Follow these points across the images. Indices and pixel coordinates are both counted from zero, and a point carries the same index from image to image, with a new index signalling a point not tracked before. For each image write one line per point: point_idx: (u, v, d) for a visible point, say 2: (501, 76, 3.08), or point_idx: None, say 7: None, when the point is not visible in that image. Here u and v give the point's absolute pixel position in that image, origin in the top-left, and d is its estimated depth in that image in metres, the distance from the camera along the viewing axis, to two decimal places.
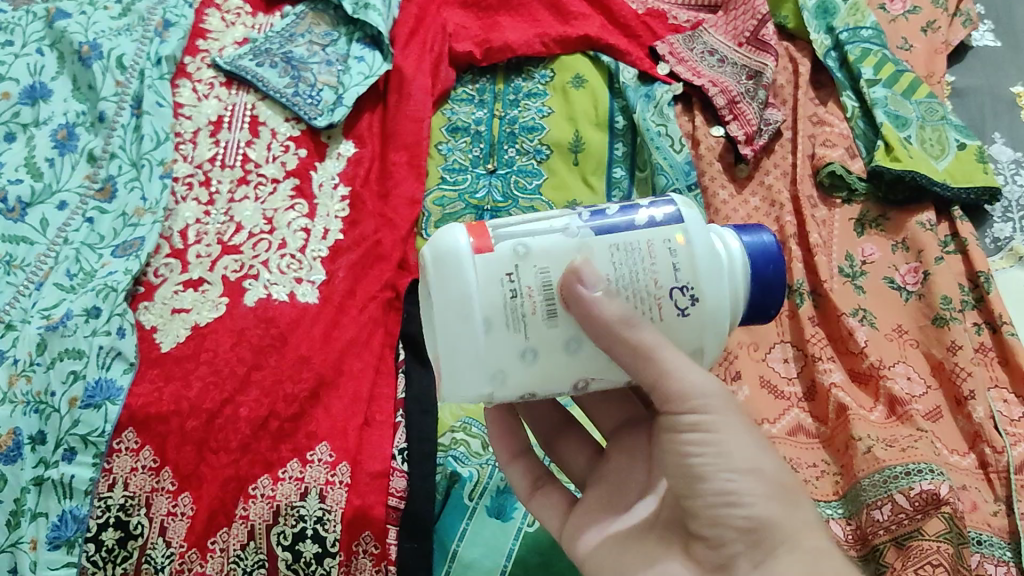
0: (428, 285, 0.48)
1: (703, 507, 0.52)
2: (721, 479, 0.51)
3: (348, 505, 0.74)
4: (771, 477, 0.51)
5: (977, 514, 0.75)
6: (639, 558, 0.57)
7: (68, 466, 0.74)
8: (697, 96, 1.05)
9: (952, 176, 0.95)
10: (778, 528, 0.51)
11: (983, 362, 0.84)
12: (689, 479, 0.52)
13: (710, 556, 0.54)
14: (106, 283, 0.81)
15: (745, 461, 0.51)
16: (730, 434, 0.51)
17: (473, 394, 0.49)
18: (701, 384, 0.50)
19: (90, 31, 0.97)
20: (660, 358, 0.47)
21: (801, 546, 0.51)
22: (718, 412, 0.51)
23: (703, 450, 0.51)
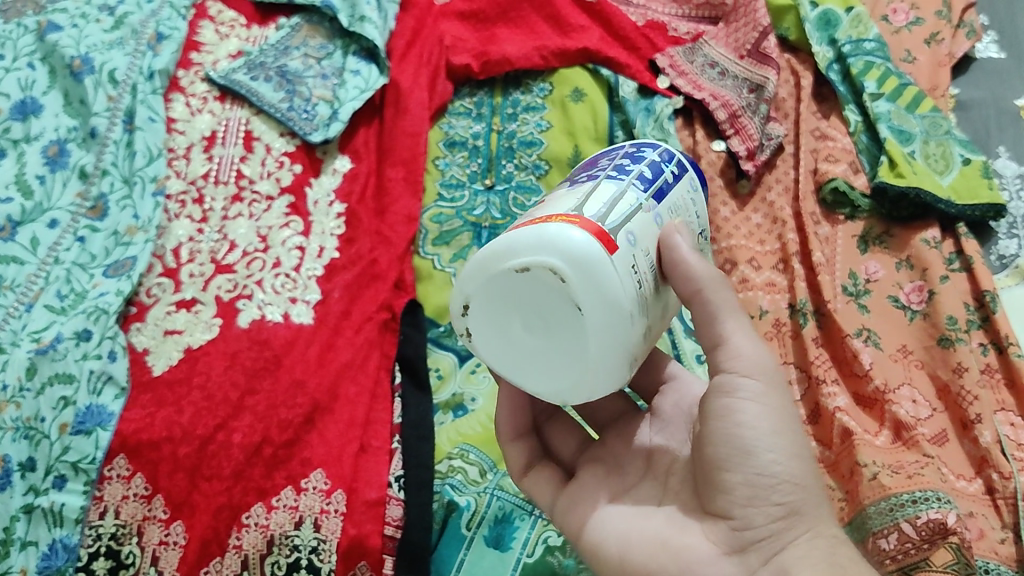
0: (571, 298, 0.49)
1: (739, 482, 0.55)
2: (767, 460, 0.55)
3: (343, 535, 0.73)
4: (809, 467, 0.56)
5: (984, 542, 0.74)
6: (647, 535, 0.59)
7: (58, 493, 0.72)
8: (697, 110, 1.04)
9: (957, 192, 0.93)
10: (805, 517, 0.55)
11: (989, 385, 0.83)
12: (732, 452, 0.55)
13: (732, 538, 0.56)
14: (96, 305, 0.79)
15: (790, 447, 0.55)
16: (778, 409, 0.56)
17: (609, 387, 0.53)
18: (751, 350, 0.56)
19: (82, 45, 0.94)
20: (726, 321, 0.56)
21: (817, 539, 0.55)
22: (769, 386, 0.56)
23: (755, 422, 0.55)
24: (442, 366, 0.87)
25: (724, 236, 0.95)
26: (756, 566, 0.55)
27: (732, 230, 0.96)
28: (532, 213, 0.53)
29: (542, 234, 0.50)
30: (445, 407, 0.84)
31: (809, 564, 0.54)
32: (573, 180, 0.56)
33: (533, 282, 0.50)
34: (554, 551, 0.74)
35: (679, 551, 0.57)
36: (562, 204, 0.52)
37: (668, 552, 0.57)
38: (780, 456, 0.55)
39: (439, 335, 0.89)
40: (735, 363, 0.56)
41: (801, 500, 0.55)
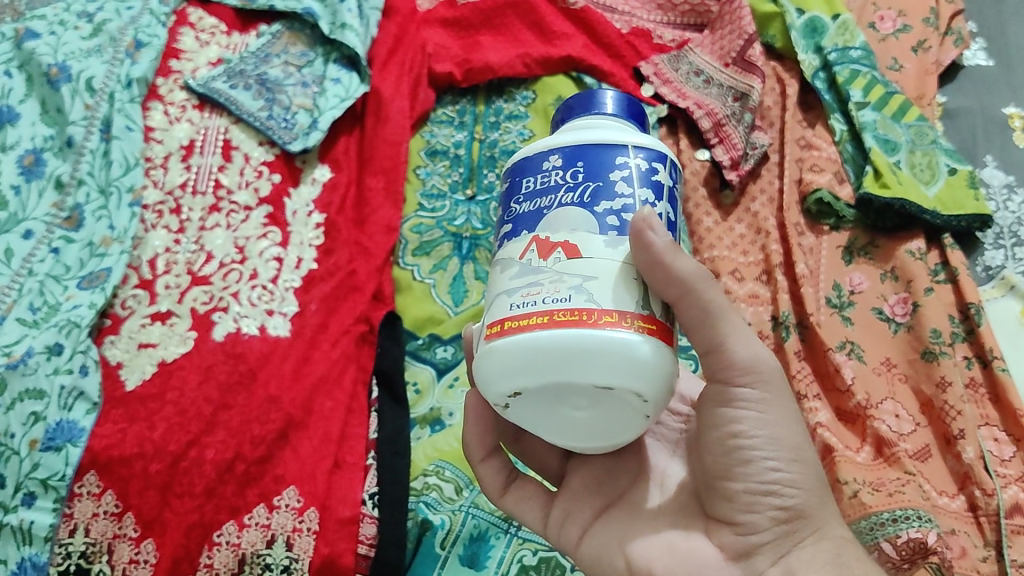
0: (642, 408, 0.47)
1: (741, 490, 0.54)
2: (765, 467, 0.53)
3: (316, 554, 0.72)
4: (813, 469, 0.54)
5: (966, 560, 0.73)
6: (651, 538, 0.57)
7: (27, 510, 0.71)
8: (682, 118, 1.03)
9: (942, 204, 0.92)
10: (808, 521, 0.54)
11: (973, 400, 0.82)
12: (732, 463, 0.54)
13: (737, 542, 0.55)
14: (69, 318, 0.78)
15: (792, 453, 0.54)
16: (780, 418, 0.54)
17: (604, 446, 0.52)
18: (748, 355, 0.53)
19: (59, 53, 0.92)
20: (723, 326, 0.52)
21: (824, 543, 0.54)
22: (771, 390, 0.53)
23: (754, 432, 0.53)
24: (420, 380, 0.87)
25: (707, 246, 0.94)
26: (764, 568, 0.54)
27: (715, 240, 0.95)
28: (579, 281, 0.45)
29: (635, 352, 0.45)
30: (422, 421, 0.84)
31: (817, 566, 0.53)
32: (594, 209, 0.47)
33: (607, 396, 0.46)
34: (529, 570, 0.73)
35: (685, 553, 0.56)
36: (618, 290, 0.46)
37: (673, 553, 0.56)
38: (783, 464, 0.53)
39: (417, 348, 0.89)
40: (736, 373, 0.53)
41: (806, 504, 0.54)
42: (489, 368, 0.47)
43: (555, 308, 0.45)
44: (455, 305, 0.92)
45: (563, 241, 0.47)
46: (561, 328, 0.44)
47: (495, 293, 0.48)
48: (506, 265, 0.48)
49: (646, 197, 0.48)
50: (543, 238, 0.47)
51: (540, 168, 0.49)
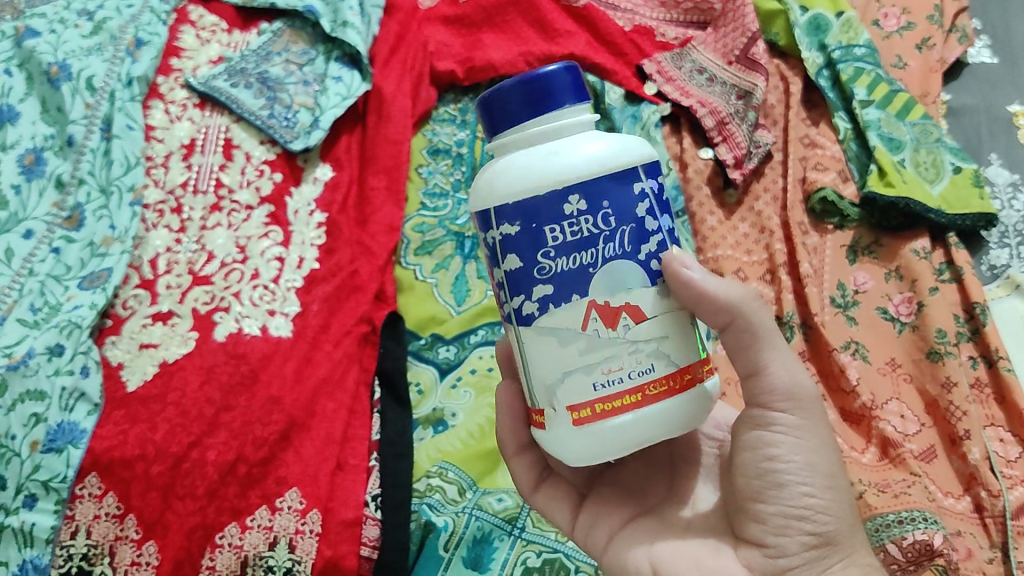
0: None
1: (773, 513, 0.52)
2: (799, 493, 0.51)
3: (318, 556, 0.72)
4: (844, 496, 0.52)
5: (972, 561, 0.72)
6: (680, 552, 0.55)
7: (28, 512, 0.70)
8: (685, 117, 1.03)
9: (947, 202, 0.92)
10: (840, 548, 0.52)
11: (978, 400, 0.81)
12: (764, 484, 0.52)
13: (766, 564, 0.52)
14: (69, 319, 0.77)
15: (826, 477, 0.52)
16: (815, 445, 0.52)
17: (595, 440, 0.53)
18: (788, 380, 0.52)
19: (60, 51, 0.92)
20: (764, 347, 0.52)
21: (851, 569, 0.52)
22: (808, 417, 0.52)
23: (791, 456, 0.52)
24: (423, 380, 0.87)
25: (710, 246, 0.94)
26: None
27: (719, 239, 0.95)
28: (654, 346, 0.46)
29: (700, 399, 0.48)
30: (425, 421, 0.83)
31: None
32: (638, 256, 0.47)
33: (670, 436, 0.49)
34: (532, 572, 0.72)
35: (711, 568, 0.53)
36: (680, 348, 0.47)
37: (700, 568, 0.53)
38: (816, 489, 0.51)
39: (419, 348, 0.88)
40: (771, 395, 0.52)
41: (834, 530, 0.52)
42: (574, 447, 0.47)
43: (644, 382, 0.46)
44: (458, 304, 0.92)
45: (625, 306, 0.46)
46: (655, 403, 0.46)
47: (558, 369, 0.46)
48: (566, 336, 0.46)
49: (668, 224, 0.49)
50: (603, 303, 0.46)
51: (559, 212, 0.45)
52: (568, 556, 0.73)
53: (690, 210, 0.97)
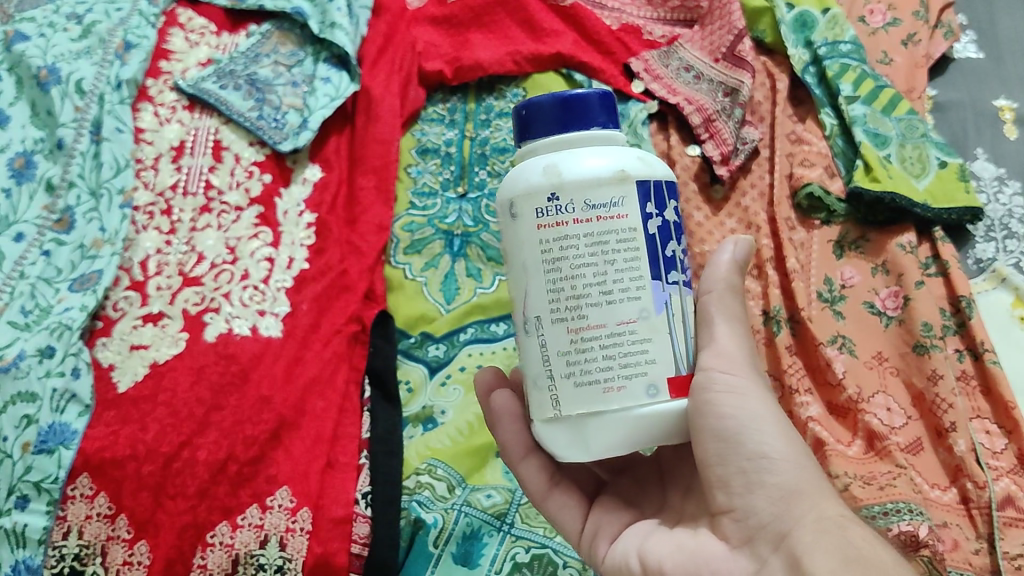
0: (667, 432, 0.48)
1: (733, 472, 0.51)
2: (753, 445, 0.51)
3: (309, 554, 0.73)
4: (799, 446, 0.52)
5: (958, 553, 0.73)
6: (665, 541, 0.55)
7: (21, 513, 0.70)
8: (673, 115, 1.04)
9: (932, 196, 0.92)
10: (805, 496, 0.51)
11: (964, 392, 0.82)
12: (721, 444, 0.50)
13: (738, 530, 0.52)
14: (60, 320, 0.78)
15: (775, 428, 0.51)
16: (761, 403, 0.52)
17: (624, 427, 0.46)
18: (731, 348, 0.51)
19: (49, 55, 0.92)
20: (716, 323, 0.52)
21: (824, 521, 0.50)
22: (740, 385, 0.50)
23: (735, 411, 0.50)
24: (413, 379, 0.87)
25: (699, 242, 0.95)
26: (767, 555, 0.50)
27: (706, 236, 0.96)
28: None
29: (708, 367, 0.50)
30: (414, 419, 0.84)
31: (820, 544, 0.48)
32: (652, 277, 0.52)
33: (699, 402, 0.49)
34: (521, 567, 0.73)
35: (694, 553, 0.53)
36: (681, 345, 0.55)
37: (683, 552, 0.54)
38: (770, 438, 0.51)
39: (409, 347, 0.89)
40: (712, 357, 0.50)
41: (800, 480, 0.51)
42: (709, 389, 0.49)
43: None
44: (447, 302, 0.92)
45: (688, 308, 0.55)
46: None
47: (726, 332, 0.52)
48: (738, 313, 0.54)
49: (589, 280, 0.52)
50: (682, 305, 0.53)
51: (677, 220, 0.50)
52: (556, 551, 0.73)
53: None
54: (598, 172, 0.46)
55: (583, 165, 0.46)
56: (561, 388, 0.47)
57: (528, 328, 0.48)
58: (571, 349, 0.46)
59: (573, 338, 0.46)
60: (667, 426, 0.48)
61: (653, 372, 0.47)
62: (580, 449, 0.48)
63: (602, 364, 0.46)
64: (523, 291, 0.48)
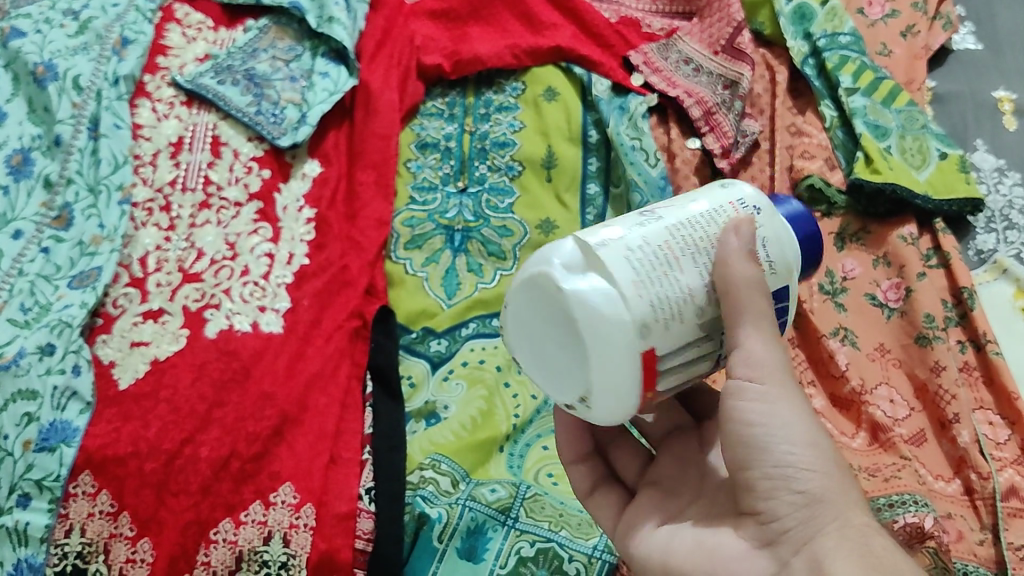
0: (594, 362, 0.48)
1: (758, 477, 0.50)
2: (780, 451, 0.49)
3: (313, 550, 0.73)
4: (829, 452, 0.50)
5: (963, 544, 0.73)
6: (689, 542, 0.55)
7: (22, 512, 0.70)
8: (672, 108, 1.03)
9: (934, 187, 0.92)
10: (829, 505, 0.49)
11: (968, 383, 0.82)
12: (749, 452, 0.50)
13: (761, 532, 0.51)
14: (60, 318, 0.77)
15: (805, 436, 0.50)
16: (793, 409, 0.50)
17: (600, 309, 0.47)
18: (762, 353, 0.50)
19: (46, 51, 0.92)
20: (741, 330, 0.49)
21: (847, 530, 0.49)
22: (777, 388, 0.50)
23: (764, 422, 0.50)
24: (415, 373, 0.87)
25: None
26: (788, 557, 0.50)
27: None
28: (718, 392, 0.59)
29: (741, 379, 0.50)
30: (417, 414, 0.84)
31: (843, 555, 0.47)
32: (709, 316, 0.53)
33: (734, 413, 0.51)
34: (526, 562, 0.72)
35: (711, 552, 0.53)
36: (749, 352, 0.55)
37: (702, 551, 0.53)
38: (796, 447, 0.49)
39: (411, 341, 0.89)
40: (738, 368, 0.50)
41: (823, 488, 0.49)
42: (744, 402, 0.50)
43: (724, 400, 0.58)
44: (448, 297, 0.92)
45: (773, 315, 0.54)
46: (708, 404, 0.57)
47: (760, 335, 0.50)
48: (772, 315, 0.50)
49: None
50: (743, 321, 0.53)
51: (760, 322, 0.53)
52: (561, 546, 0.72)
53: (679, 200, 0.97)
54: (790, 253, 0.52)
55: (789, 247, 0.52)
56: (615, 243, 0.48)
57: (637, 214, 0.51)
58: (649, 248, 0.48)
59: (658, 246, 0.48)
60: (607, 358, 0.47)
61: (665, 335, 0.48)
62: (570, 274, 0.48)
63: (657, 282, 0.47)
64: (670, 207, 0.51)
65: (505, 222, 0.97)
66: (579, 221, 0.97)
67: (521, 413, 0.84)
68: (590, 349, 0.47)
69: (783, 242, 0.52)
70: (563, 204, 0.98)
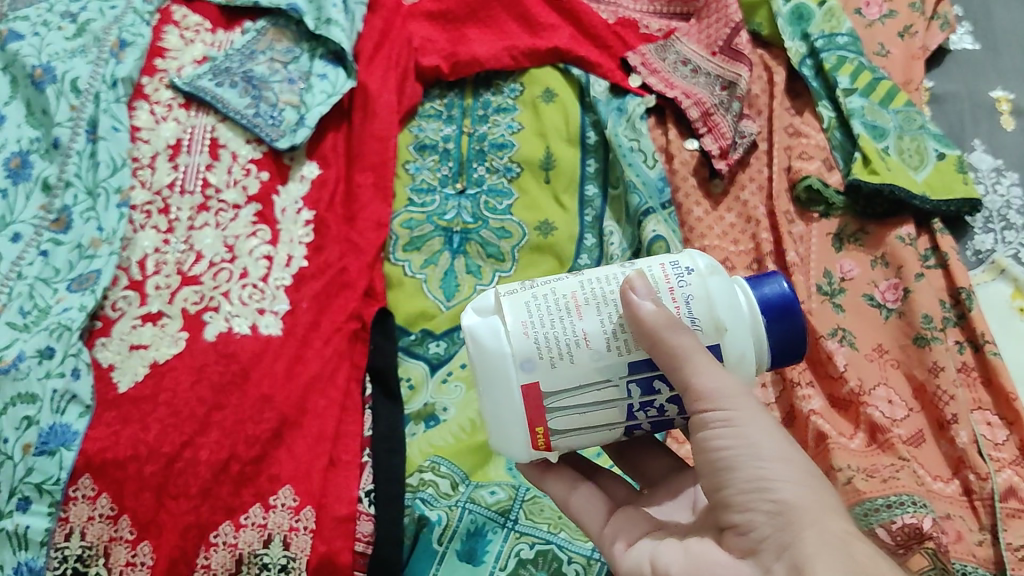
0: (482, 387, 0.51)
1: (734, 495, 0.49)
2: (750, 468, 0.48)
3: (313, 552, 0.73)
4: (801, 464, 0.49)
5: (961, 544, 0.73)
6: (676, 547, 0.52)
7: (22, 515, 0.70)
8: (670, 109, 1.03)
9: (931, 187, 0.92)
10: (804, 510, 0.47)
11: (966, 383, 0.82)
12: (721, 478, 0.49)
13: (742, 542, 0.49)
14: (59, 321, 0.77)
15: (773, 451, 0.49)
16: (758, 428, 0.49)
17: (486, 338, 0.50)
18: (715, 382, 0.48)
19: (43, 54, 0.92)
20: (680, 371, 0.48)
21: (827, 534, 0.46)
22: (740, 409, 0.49)
23: (732, 445, 0.49)
24: (414, 375, 0.87)
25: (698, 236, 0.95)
26: (771, 563, 0.47)
27: (706, 230, 0.95)
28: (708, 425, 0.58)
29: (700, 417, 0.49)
30: (416, 416, 0.84)
31: (822, 556, 0.45)
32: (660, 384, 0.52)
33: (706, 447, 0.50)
34: (526, 563, 0.73)
35: (697, 558, 0.50)
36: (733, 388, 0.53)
37: (688, 556, 0.51)
38: (768, 460, 0.48)
39: (409, 343, 0.89)
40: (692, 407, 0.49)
41: (796, 496, 0.47)
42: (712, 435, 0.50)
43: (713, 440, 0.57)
44: (447, 299, 0.92)
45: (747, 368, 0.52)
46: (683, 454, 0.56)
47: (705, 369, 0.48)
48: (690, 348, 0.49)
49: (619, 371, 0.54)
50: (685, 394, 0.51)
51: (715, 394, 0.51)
52: (561, 547, 0.73)
53: (677, 201, 0.97)
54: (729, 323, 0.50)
55: (733, 319, 0.50)
56: (523, 292, 0.51)
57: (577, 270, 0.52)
58: (552, 296, 0.50)
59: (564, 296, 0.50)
60: (492, 387, 0.50)
61: (549, 376, 0.49)
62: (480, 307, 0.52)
63: (546, 324, 0.49)
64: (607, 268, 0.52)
65: (503, 223, 0.97)
66: (577, 222, 0.98)
67: None
68: (481, 381, 0.50)
69: (727, 309, 0.50)
70: (562, 205, 0.98)
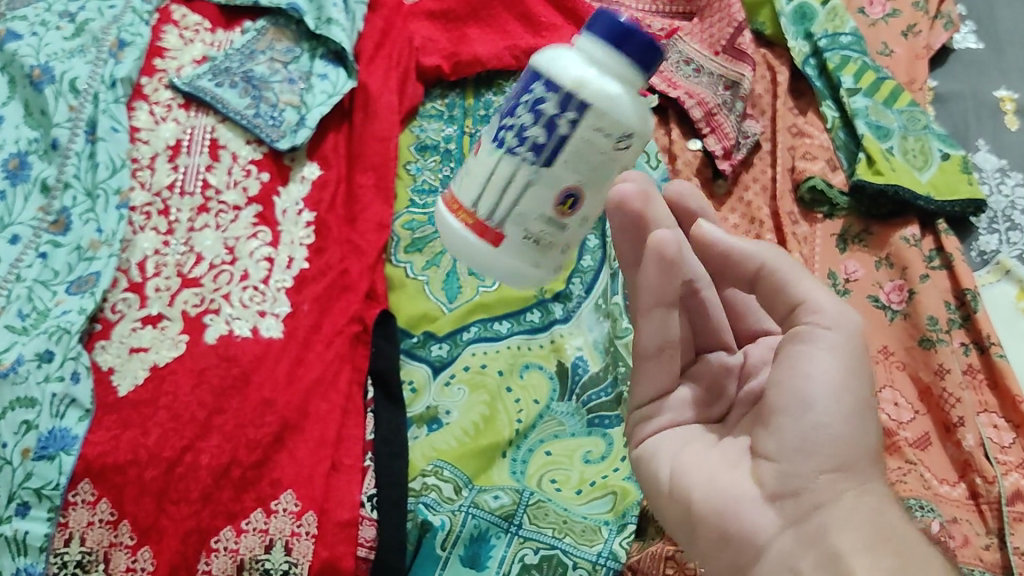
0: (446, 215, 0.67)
1: (793, 431, 0.51)
2: (816, 414, 0.51)
3: (315, 557, 0.72)
4: (864, 426, 0.51)
5: (969, 549, 0.72)
6: (701, 467, 0.54)
7: (21, 521, 0.69)
8: (673, 109, 1.01)
9: (936, 188, 0.92)
10: (854, 475, 0.50)
11: (971, 385, 0.82)
12: (791, 401, 0.51)
13: (775, 481, 0.51)
14: (58, 325, 0.77)
15: (848, 404, 0.51)
16: (846, 371, 0.52)
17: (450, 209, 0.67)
18: (830, 308, 0.53)
19: (42, 54, 0.91)
20: (793, 286, 0.54)
21: (864, 498, 0.50)
22: (845, 345, 0.52)
23: (820, 377, 0.51)
24: (416, 379, 0.85)
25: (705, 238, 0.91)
26: (799, 517, 0.50)
27: None
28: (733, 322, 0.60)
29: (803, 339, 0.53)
30: (419, 420, 0.83)
31: (851, 524, 0.49)
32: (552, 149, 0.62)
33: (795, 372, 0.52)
34: (530, 569, 0.73)
35: (720, 484, 0.53)
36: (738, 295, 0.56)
37: (710, 483, 0.53)
38: (831, 418, 0.50)
39: (412, 346, 0.87)
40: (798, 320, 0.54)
41: (854, 458, 0.50)
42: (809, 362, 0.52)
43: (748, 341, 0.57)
44: (450, 301, 0.91)
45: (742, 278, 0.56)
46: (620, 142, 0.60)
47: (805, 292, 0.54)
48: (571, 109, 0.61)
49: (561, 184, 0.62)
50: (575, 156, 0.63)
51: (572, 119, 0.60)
52: (565, 553, 0.74)
53: None
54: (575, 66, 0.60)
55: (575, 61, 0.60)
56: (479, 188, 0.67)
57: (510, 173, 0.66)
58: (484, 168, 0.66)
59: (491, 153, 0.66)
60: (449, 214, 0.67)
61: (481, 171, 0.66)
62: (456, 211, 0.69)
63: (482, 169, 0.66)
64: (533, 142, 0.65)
65: None
66: None
67: (524, 418, 0.83)
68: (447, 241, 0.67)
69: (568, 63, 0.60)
70: None
